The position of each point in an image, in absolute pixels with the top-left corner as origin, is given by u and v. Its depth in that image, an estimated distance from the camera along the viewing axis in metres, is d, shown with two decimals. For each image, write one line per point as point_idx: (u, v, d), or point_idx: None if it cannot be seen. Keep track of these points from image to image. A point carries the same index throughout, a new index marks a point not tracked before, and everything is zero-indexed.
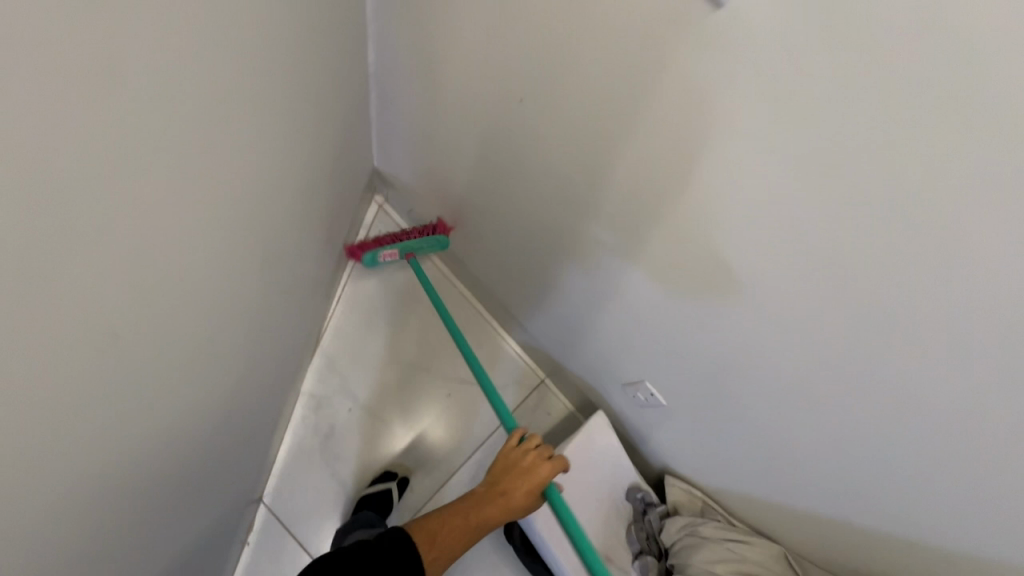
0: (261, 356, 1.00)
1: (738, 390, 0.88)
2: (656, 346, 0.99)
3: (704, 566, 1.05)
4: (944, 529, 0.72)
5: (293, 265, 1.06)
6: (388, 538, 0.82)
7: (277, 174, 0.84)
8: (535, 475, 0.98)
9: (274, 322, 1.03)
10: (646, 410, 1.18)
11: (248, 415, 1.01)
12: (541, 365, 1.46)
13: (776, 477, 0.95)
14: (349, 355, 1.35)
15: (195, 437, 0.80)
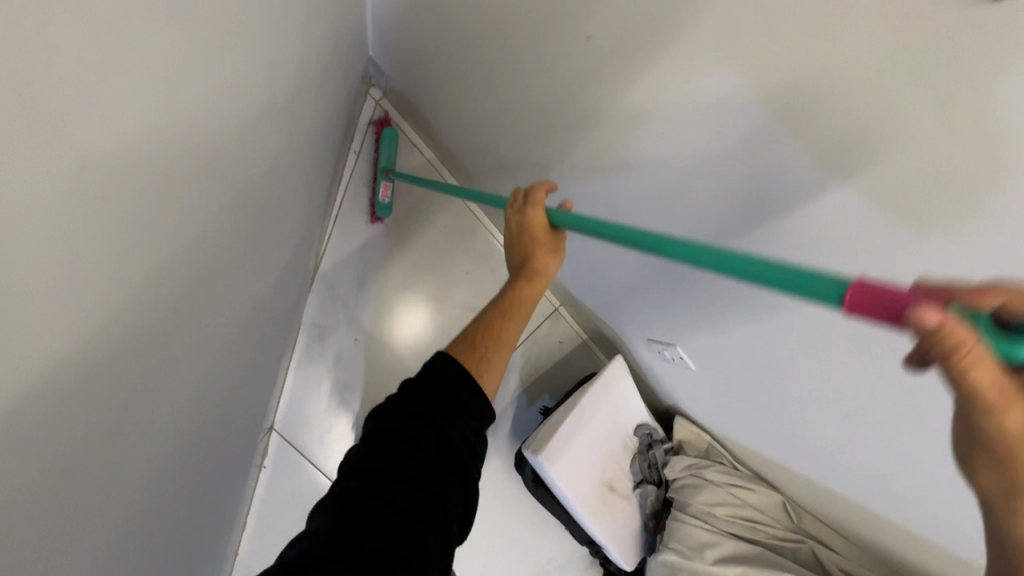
0: (268, 302, 0.91)
1: (784, 373, 0.84)
2: (696, 314, 0.92)
3: (704, 507, 1.11)
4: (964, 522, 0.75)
5: (294, 198, 0.91)
6: (413, 380, 0.64)
7: (264, 121, 0.65)
8: (531, 226, 0.77)
9: (276, 275, 0.91)
10: (669, 365, 1.14)
11: (260, 358, 0.94)
12: (555, 293, 1.37)
13: (799, 449, 0.95)
14: (353, 279, 1.26)
15: (208, 414, 0.73)
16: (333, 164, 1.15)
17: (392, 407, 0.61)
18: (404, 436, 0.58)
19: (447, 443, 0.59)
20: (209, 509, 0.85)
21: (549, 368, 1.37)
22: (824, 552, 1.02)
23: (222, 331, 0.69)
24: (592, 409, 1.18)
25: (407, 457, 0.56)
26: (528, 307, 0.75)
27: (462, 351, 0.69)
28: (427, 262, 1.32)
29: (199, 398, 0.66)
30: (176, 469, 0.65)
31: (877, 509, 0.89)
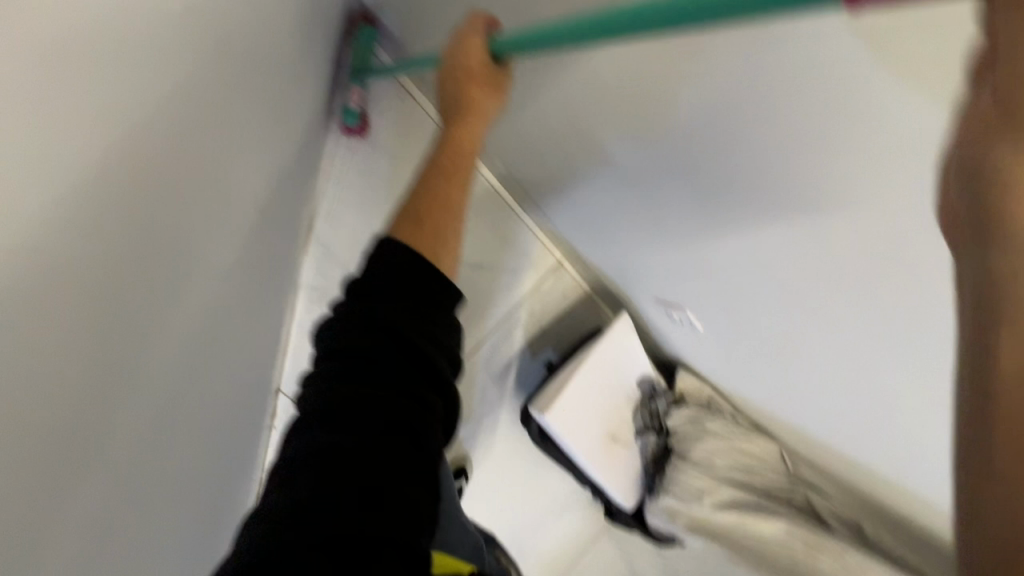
0: (258, 272, 0.85)
1: (800, 341, 0.87)
2: (717, 280, 0.91)
3: (705, 456, 1.15)
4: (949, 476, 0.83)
5: (277, 161, 0.84)
6: (362, 294, 0.57)
7: (223, 86, 0.58)
8: (473, 62, 0.68)
9: (264, 244, 0.86)
10: (676, 326, 1.15)
11: (255, 327, 0.91)
12: (558, 246, 1.34)
13: (802, 408, 0.99)
14: (347, 238, 1.21)
15: (205, 399, 0.70)
16: (319, 114, 1.07)
17: (350, 328, 0.55)
18: (377, 366, 0.53)
19: (426, 367, 0.55)
20: (219, 478, 0.86)
21: (553, 321, 1.37)
22: (817, 499, 1.07)
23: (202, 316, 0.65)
24: (598, 364, 1.21)
25: (376, 390, 0.51)
26: (467, 158, 0.72)
27: (406, 226, 0.64)
28: None
29: (184, 386, 0.63)
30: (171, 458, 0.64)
31: (878, 462, 0.93)
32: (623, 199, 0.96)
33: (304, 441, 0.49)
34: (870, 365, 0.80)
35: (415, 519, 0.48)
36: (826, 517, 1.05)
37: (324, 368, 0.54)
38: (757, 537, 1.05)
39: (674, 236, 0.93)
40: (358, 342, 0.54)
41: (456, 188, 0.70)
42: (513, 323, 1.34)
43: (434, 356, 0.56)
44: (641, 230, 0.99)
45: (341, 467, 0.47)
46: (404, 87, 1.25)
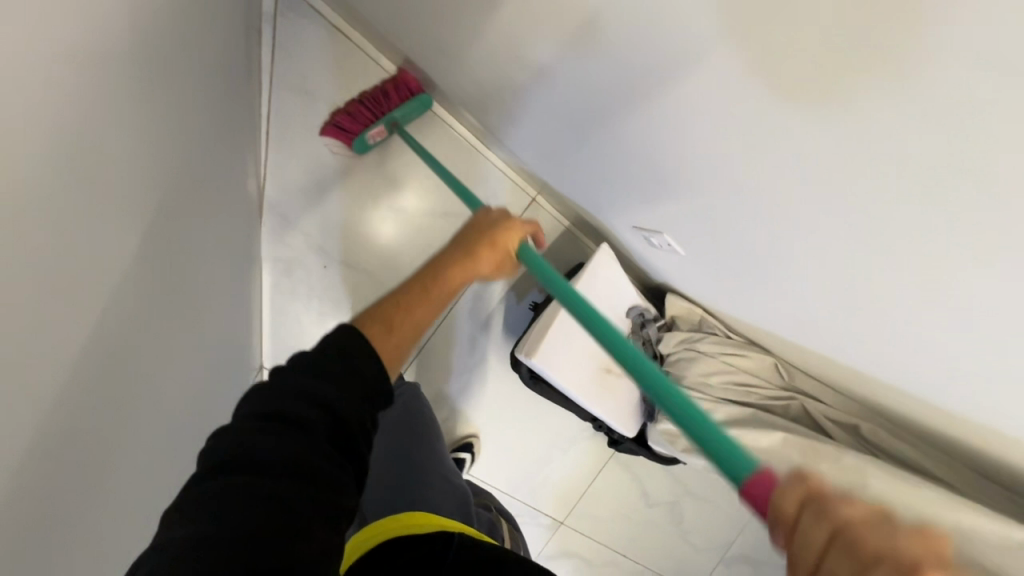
0: (206, 252, 0.81)
1: (779, 252, 0.82)
2: (690, 196, 0.86)
3: (699, 377, 1.13)
4: (929, 383, 0.80)
5: (205, 127, 0.77)
6: (311, 360, 0.56)
7: (120, 61, 0.51)
8: (502, 243, 0.85)
9: (206, 224, 0.81)
10: (656, 251, 1.09)
11: (217, 311, 0.87)
12: (531, 182, 1.26)
13: (787, 321, 0.96)
14: (303, 202, 1.13)
15: (170, 396, 0.68)
16: (244, 69, 0.97)
17: (279, 387, 0.53)
18: (299, 422, 0.51)
19: (346, 436, 0.53)
20: None
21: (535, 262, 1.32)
22: (812, 404, 1.05)
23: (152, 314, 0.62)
24: (580, 300, 1.16)
25: (302, 451, 0.49)
26: (443, 291, 0.78)
27: (380, 330, 0.67)
28: (385, 170, 1.17)
29: (150, 386, 0.62)
30: (149, 460, 0.62)
31: (878, 372, 0.87)
32: (581, 117, 0.91)
33: (209, 483, 0.46)
34: (847, 272, 0.74)
35: (318, 555, 0.46)
36: (822, 424, 1.04)
37: (241, 420, 0.51)
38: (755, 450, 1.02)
39: (635, 153, 0.88)
40: (286, 403, 0.52)
41: (426, 309, 0.74)
42: None
43: (358, 432, 0.54)
44: (601, 150, 0.95)
45: (245, 511, 0.45)
46: (319, 12, 1.14)
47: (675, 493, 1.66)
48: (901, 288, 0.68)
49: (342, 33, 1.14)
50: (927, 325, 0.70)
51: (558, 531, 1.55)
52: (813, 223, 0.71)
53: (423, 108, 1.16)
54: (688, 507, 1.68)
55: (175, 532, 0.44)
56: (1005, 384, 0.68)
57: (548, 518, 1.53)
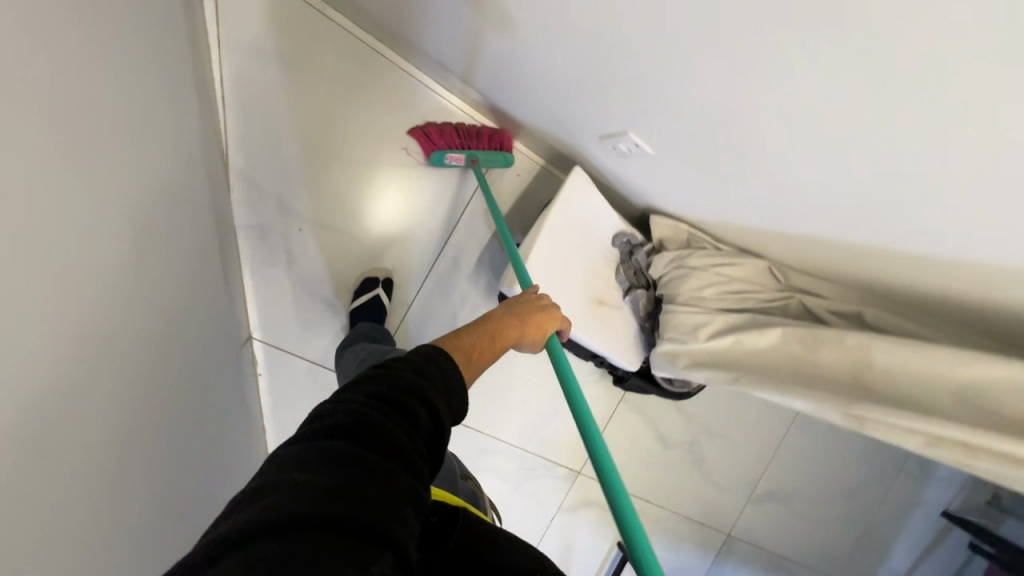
0: (158, 210, 0.79)
1: (748, 125, 0.78)
2: (652, 85, 0.82)
3: (692, 293, 1.10)
4: (922, 241, 0.75)
5: (138, 80, 0.75)
6: (416, 367, 0.55)
7: None
8: (546, 322, 0.88)
9: (157, 182, 0.79)
10: (629, 160, 1.03)
11: (180, 271, 0.86)
12: (500, 124, 1.24)
13: (769, 206, 0.92)
14: (267, 167, 1.12)
15: (123, 341, 0.66)
16: (185, 30, 0.94)
17: (388, 378, 0.52)
18: (399, 413, 0.49)
19: (434, 440, 0.51)
20: (190, 422, 0.85)
21: (515, 206, 1.29)
22: (810, 301, 1.00)
23: (96, 249, 0.61)
24: (559, 228, 1.13)
25: (405, 438, 0.47)
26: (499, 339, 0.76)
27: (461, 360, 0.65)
28: (346, 126, 1.15)
29: (94, 322, 0.60)
30: (110, 397, 0.62)
31: (868, 241, 0.82)
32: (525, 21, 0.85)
33: (319, 443, 0.42)
34: (820, 128, 0.69)
35: (405, 537, 0.41)
36: (823, 317, 0.97)
37: (349, 397, 0.48)
38: (753, 350, 0.98)
39: (587, 51, 0.84)
40: (391, 393, 0.50)
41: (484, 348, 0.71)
42: (475, 218, 1.27)
43: (439, 442, 0.52)
44: (551, 59, 0.91)
45: (351, 475, 0.41)
46: None
47: (691, 433, 1.65)
48: (879, 127, 0.63)
49: None
50: (913, 166, 0.65)
51: (576, 482, 1.53)
52: (774, 75, 0.66)
53: (504, 166, 1.22)
54: (704, 444, 1.67)
55: (278, 484, 0.39)
56: (994, 214, 0.63)
57: (564, 468, 1.51)
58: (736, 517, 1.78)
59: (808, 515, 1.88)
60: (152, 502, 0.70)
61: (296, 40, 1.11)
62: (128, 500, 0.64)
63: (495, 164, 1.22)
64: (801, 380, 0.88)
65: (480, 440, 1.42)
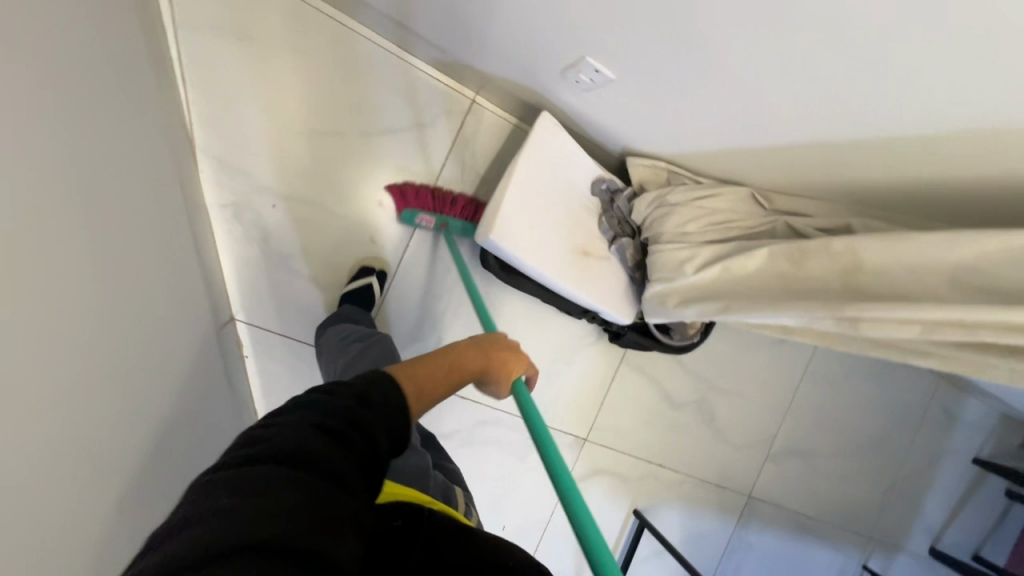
0: (126, 180, 0.79)
1: (707, 36, 0.75)
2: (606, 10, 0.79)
3: (676, 229, 1.06)
4: (903, 123, 0.71)
5: (102, 52, 0.75)
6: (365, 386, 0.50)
7: None
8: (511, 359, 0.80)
9: (125, 154, 0.79)
10: (592, 93, 1.01)
11: (156, 247, 0.85)
12: (466, 83, 1.23)
13: (737, 123, 0.89)
14: (235, 144, 1.11)
15: (95, 297, 0.65)
16: (139, 7, 0.93)
17: (336, 397, 0.47)
18: (338, 438, 0.44)
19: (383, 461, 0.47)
20: (178, 396, 0.84)
21: (490, 166, 1.28)
22: (795, 221, 0.96)
23: (59, 200, 0.59)
24: (530, 176, 1.10)
25: (348, 462, 0.43)
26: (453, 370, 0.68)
27: (409, 389, 0.59)
28: (313, 98, 1.14)
29: (61, 275, 0.58)
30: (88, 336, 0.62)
31: (846, 134, 0.79)
32: None
33: (251, 469, 0.39)
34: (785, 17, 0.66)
35: (343, 559, 0.39)
36: (807, 234, 0.94)
37: (284, 421, 0.44)
38: (740, 277, 0.94)
39: None
40: (328, 418, 0.45)
41: (433, 374, 0.64)
42: (451, 180, 1.26)
43: (382, 467, 0.47)
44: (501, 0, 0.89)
45: (281, 502, 0.38)
46: None
47: (698, 391, 1.61)
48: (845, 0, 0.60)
49: None
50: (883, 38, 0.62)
51: (583, 449, 1.50)
52: None
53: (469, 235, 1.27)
54: (713, 401, 1.63)
55: (202, 512, 0.37)
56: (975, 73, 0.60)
57: (569, 436, 1.48)
58: (756, 478, 1.72)
59: (831, 470, 1.81)
60: (145, 461, 0.70)
61: (254, 13, 1.10)
62: (117, 451, 0.64)
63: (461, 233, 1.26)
64: (790, 296, 0.85)
65: (479, 412, 1.40)
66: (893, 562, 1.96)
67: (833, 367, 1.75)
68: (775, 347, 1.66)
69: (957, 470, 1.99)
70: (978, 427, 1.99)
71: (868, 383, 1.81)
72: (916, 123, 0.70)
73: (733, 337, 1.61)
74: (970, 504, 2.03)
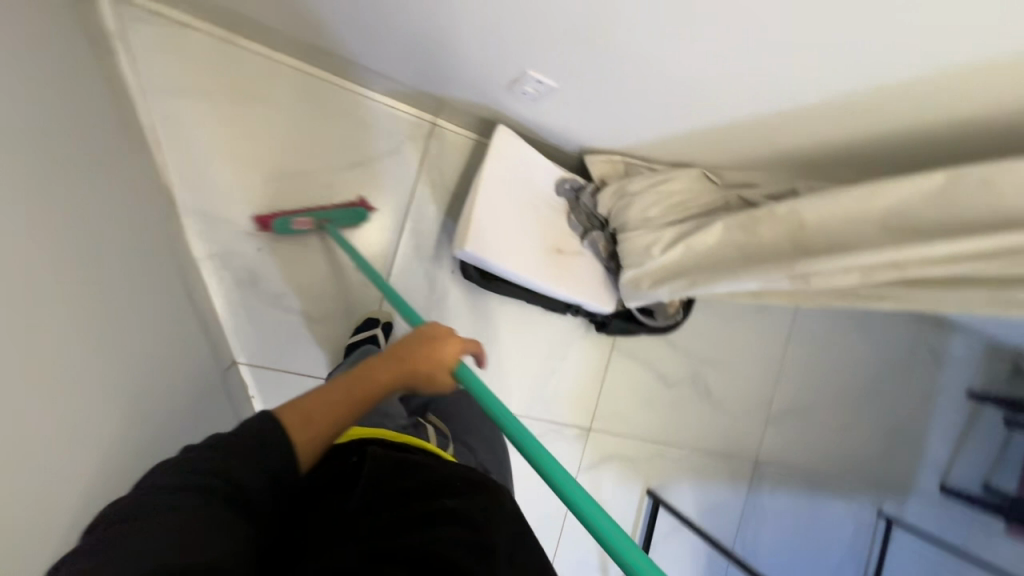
0: (124, 253, 0.84)
1: (637, 43, 0.81)
2: (541, 31, 0.86)
3: (639, 217, 1.12)
4: (822, 96, 0.78)
5: (87, 143, 0.81)
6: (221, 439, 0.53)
7: None
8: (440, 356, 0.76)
9: (119, 230, 0.85)
10: (540, 102, 1.08)
11: (156, 310, 0.91)
12: (424, 108, 1.29)
13: (677, 113, 0.96)
14: (214, 199, 1.17)
15: (103, 360, 0.69)
16: (109, 87, 0.99)
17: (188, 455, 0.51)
18: (205, 492, 0.48)
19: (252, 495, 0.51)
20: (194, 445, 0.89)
21: (458, 182, 1.35)
22: (744, 193, 1.03)
23: (65, 276, 0.64)
24: (495, 186, 1.16)
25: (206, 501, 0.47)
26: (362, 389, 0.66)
27: (298, 425, 0.58)
28: (282, 144, 1.21)
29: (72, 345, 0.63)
30: (101, 396, 0.67)
31: (774, 110, 0.85)
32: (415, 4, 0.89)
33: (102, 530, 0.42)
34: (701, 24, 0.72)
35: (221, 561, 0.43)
36: (757, 203, 1.00)
37: (133, 492, 0.47)
38: (702, 253, 1.00)
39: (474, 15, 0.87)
40: (181, 474, 0.49)
41: (335, 404, 0.62)
42: (424, 201, 1.32)
43: (256, 495, 0.52)
44: (443, 34, 0.95)
45: (138, 540, 0.42)
46: (156, 11, 1.11)
47: (690, 366, 1.67)
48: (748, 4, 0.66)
49: (193, 27, 1.14)
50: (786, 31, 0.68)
51: (589, 439, 1.55)
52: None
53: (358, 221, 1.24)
54: (707, 374, 1.69)
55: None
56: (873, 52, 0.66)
57: (574, 428, 1.53)
58: (760, 441, 1.78)
59: (832, 424, 1.87)
60: None
61: (215, 72, 1.15)
62: None
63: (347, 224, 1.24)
64: (747, 261, 0.91)
65: None
66: (906, 504, 2.01)
67: (817, 325, 1.82)
68: (758, 314, 1.73)
69: (952, 406, 2.06)
70: (964, 361, 2.06)
71: (853, 335, 1.88)
72: (833, 93, 0.77)
73: (716, 311, 1.67)
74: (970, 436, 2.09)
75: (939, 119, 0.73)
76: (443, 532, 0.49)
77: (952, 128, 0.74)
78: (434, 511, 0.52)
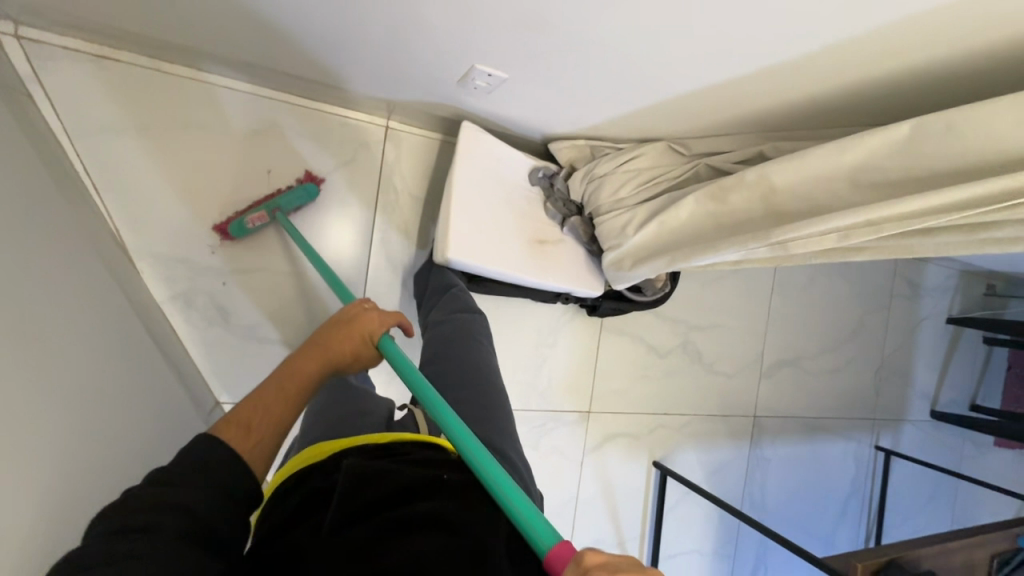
0: (84, 320, 0.80)
1: (589, 27, 0.78)
2: (487, 24, 0.82)
3: (611, 198, 1.10)
4: (785, 57, 0.75)
5: (24, 211, 0.76)
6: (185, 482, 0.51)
7: None
8: (361, 332, 0.76)
9: (75, 298, 0.80)
10: (494, 94, 1.04)
11: (125, 371, 0.86)
12: (376, 112, 1.24)
13: (638, 88, 0.93)
14: (168, 238, 1.11)
15: (66, 436, 0.65)
16: (33, 139, 0.92)
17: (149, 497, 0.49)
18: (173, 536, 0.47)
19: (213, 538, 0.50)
20: None
21: (421, 184, 1.31)
22: (712, 161, 1.02)
23: (14, 356, 0.60)
24: (467, 185, 1.13)
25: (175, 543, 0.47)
26: (292, 387, 0.64)
27: (237, 439, 0.57)
28: (232, 170, 1.15)
29: (30, 426, 0.59)
30: (69, 475, 0.63)
31: (738, 76, 0.82)
32: (351, 12, 0.84)
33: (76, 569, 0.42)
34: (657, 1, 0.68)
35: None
36: (728, 169, 0.99)
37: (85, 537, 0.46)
38: (677, 229, 0.99)
39: (416, 16, 0.82)
40: (136, 516, 0.47)
41: (268, 408, 0.61)
42: (388, 209, 1.28)
43: (217, 530, 0.51)
44: (385, 38, 0.90)
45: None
46: (71, 45, 1.02)
47: (680, 335, 1.67)
48: None
49: (114, 57, 1.05)
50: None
51: (589, 421, 1.55)
52: None
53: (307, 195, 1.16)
54: (697, 340, 1.70)
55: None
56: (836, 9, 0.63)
57: (574, 413, 1.53)
58: (756, 398, 1.80)
59: (822, 369, 1.91)
60: None
61: (147, 104, 1.08)
62: None
63: (298, 201, 1.16)
64: (724, 234, 0.90)
65: None
66: (901, 435, 2.08)
67: (797, 275, 1.83)
68: (742, 272, 1.73)
69: (935, 333, 2.11)
70: (942, 289, 2.11)
71: (834, 280, 1.90)
72: (796, 55, 0.74)
73: (698, 275, 1.67)
74: (955, 361, 2.16)
75: (902, 68, 0.72)
76: (422, 544, 0.51)
77: (915, 75, 0.73)
78: (414, 520, 0.54)
